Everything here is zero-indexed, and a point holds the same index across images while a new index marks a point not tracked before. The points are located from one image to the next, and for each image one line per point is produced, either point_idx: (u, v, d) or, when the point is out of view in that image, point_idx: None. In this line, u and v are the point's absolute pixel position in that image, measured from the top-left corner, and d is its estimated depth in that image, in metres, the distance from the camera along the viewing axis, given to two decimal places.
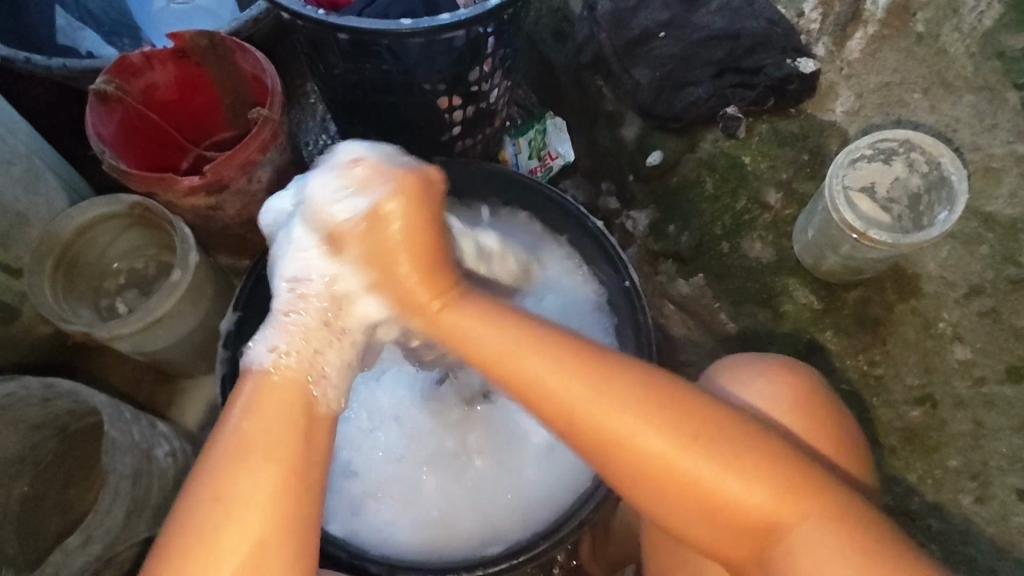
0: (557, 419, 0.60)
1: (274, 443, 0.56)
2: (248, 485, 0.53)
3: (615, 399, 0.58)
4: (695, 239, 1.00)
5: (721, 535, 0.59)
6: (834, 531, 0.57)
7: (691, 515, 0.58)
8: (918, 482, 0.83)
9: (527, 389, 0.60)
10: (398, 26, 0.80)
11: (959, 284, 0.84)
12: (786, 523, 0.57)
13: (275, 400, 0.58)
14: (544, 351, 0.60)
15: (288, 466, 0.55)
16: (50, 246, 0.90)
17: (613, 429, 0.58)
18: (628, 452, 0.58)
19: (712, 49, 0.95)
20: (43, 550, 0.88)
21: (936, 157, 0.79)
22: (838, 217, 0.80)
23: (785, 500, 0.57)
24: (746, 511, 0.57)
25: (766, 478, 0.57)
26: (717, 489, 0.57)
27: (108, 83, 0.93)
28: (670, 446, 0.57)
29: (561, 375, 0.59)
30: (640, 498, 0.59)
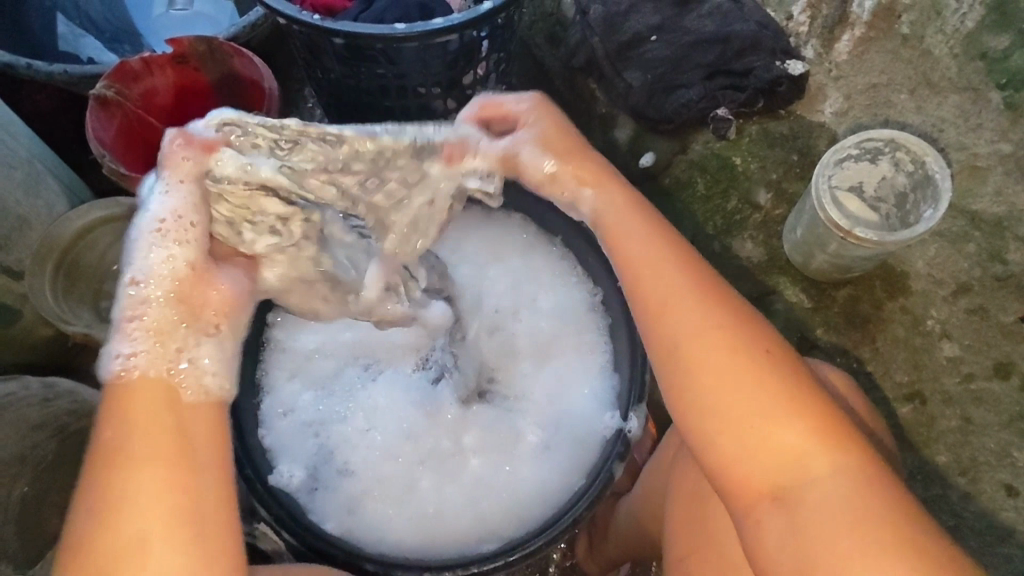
0: (661, 342, 0.57)
1: (157, 443, 0.52)
2: (134, 481, 0.50)
3: (736, 333, 0.55)
4: (687, 239, 0.98)
5: (749, 468, 0.53)
6: (865, 497, 0.50)
7: (760, 479, 0.53)
8: (908, 478, 0.82)
9: (650, 309, 0.58)
10: (392, 30, 0.81)
11: (947, 281, 0.86)
12: (817, 468, 0.52)
13: (144, 402, 0.53)
14: (647, 251, 0.59)
15: (169, 461, 0.52)
16: (52, 246, 0.92)
17: (710, 363, 0.54)
18: (719, 389, 0.54)
19: (702, 52, 0.96)
20: (39, 551, 0.87)
21: (920, 156, 0.80)
22: (824, 215, 0.81)
23: (856, 483, 0.51)
24: (817, 495, 0.51)
25: (848, 460, 0.52)
26: (801, 454, 0.52)
27: (107, 88, 0.96)
28: (764, 397, 0.53)
29: (686, 299, 0.56)
30: (715, 446, 0.54)
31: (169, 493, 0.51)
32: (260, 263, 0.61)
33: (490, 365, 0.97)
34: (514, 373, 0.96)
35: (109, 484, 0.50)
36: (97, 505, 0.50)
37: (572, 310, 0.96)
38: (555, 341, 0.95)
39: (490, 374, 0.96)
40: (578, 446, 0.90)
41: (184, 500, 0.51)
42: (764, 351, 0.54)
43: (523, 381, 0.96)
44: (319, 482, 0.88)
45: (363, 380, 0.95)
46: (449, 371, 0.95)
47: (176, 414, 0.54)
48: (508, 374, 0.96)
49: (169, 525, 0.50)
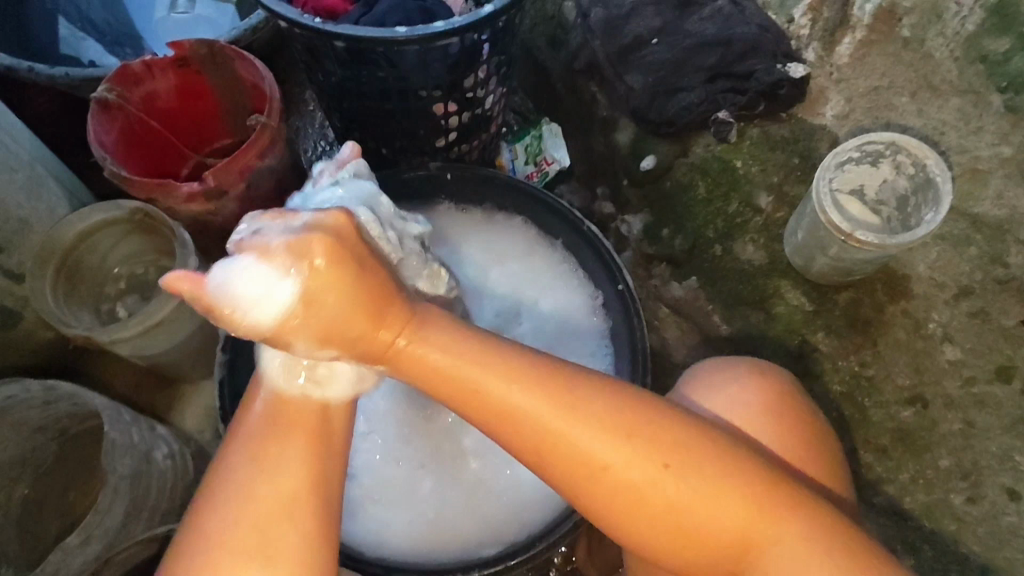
0: (572, 478, 0.56)
1: (303, 415, 0.56)
2: (280, 459, 0.54)
3: (636, 456, 0.55)
4: (688, 243, 1.01)
5: (694, 557, 0.58)
6: (812, 553, 0.56)
7: (707, 564, 0.58)
8: (910, 483, 0.83)
9: (542, 444, 0.55)
10: (393, 33, 0.81)
11: (948, 285, 0.85)
12: (759, 544, 0.57)
13: (286, 415, 0.55)
14: (524, 381, 0.55)
15: (320, 449, 0.55)
16: (53, 249, 0.91)
17: (630, 491, 0.55)
18: (647, 509, 0.56)
19: (704, 55, 0.96)
20: (40, 552, 0.88)
21: (922, 159, 0.79)
22: (826, 218, 0.81)
23: (809, 555, 0.56)
24: (771, 565, 0.57)
25: (787, 526, 0.57)
26: (738, 539, 0.57)
27: (109, 91, 0.95)
28: (693, 499, 0.56)
29: (583, 429, 0.55)
30: (654, 551, 0.58)
31: (308, 479, 0.54)
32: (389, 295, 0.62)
33: None
34: None
35: (261, 454, 0.54)
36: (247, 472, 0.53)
37: (574, 312, 0.95)
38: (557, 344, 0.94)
39: None
40: None
41: (320, 487, 0.54)
42: (661, 465, 0.55)
43: None
44: None
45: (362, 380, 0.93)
46: None
47: (334, 435, 0.57)
48: None
49: (274, 518, 0.52)
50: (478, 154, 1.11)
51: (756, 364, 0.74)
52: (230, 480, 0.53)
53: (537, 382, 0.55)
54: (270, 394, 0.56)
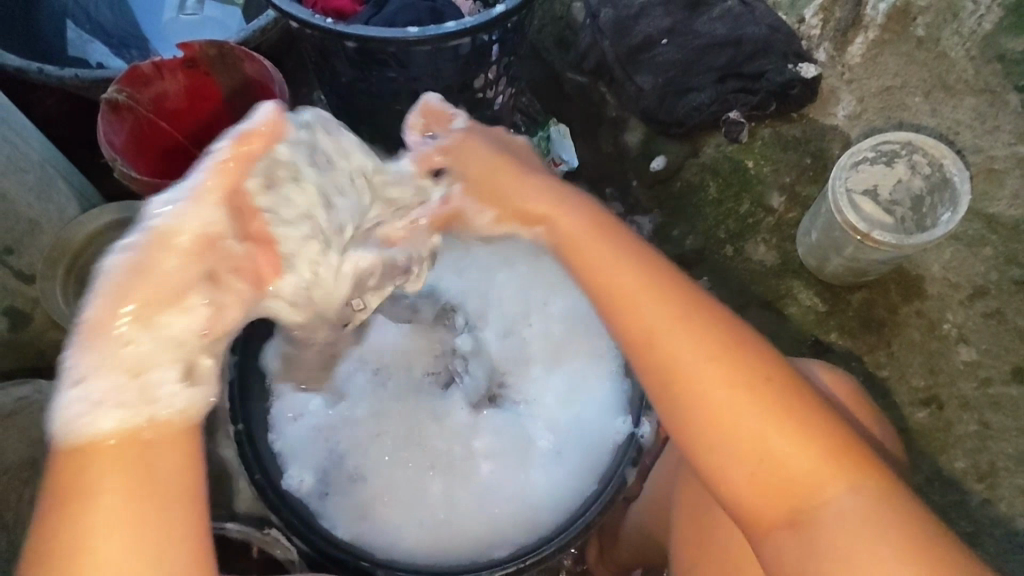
0: (658, 376, 0.52)
1: (113, 481, 0.42)
2: (91, 558, 0.41)
3: (732, 356, 0.51)
4: (700, 243, 0.97)
5: (754, 494, 0.49)
6: (880, 517, 0.46)
7: (775, 502, 0.49)
8: (924, 484, 0.81)
9: (644, 344, 0.53)
10: (405, 34, 0.80)
11: (963, 285, 0.85)
12: (829, 491, 0.48)
13: (110, 471, 0.43)
14: (633, 278, 0.54)
15: (134, 515, 0.42)
16: (63, 251, 0.92)
17: (709, 395, 0.50)
18: (727, 416, 0.50)
19: (713, 55, 0.96)
20: None
21: (939, 158, 0.80)
22: (843, 218, 0.80)
23: (881, 508, 0.47)
24: (832, 513, 0.47)
25: (863, 478, 0.48)
26: (814, 477, 0.48)
27: (119, 92, 0.96)
28: (769, 419, 0.49)
29: (683, 320, 0.52)
30: (723, 476, 0.50)
31: (134, 560, 0.41)
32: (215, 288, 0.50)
33: (501, 369, 0.97)
34: (524, 378, 0.96)
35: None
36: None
37: (586, 314, 0.95)
38: (568, 345, 0.95)
39: (500, 379, 0.96)
40: (589, 451, 0.90)
41: (150, 558, 0.42)
42: (764, 377, 0.50)
43: (532, 386, 0.95)
44: (330, 487, 0.88)
45: (373, 384, 0.93)
46: (458, 376, 0.93)
47: (139, 474, 0.43)
48: (519, 379, 0.96)
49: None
50: None
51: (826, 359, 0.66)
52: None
53: (646, 272, 0.54)
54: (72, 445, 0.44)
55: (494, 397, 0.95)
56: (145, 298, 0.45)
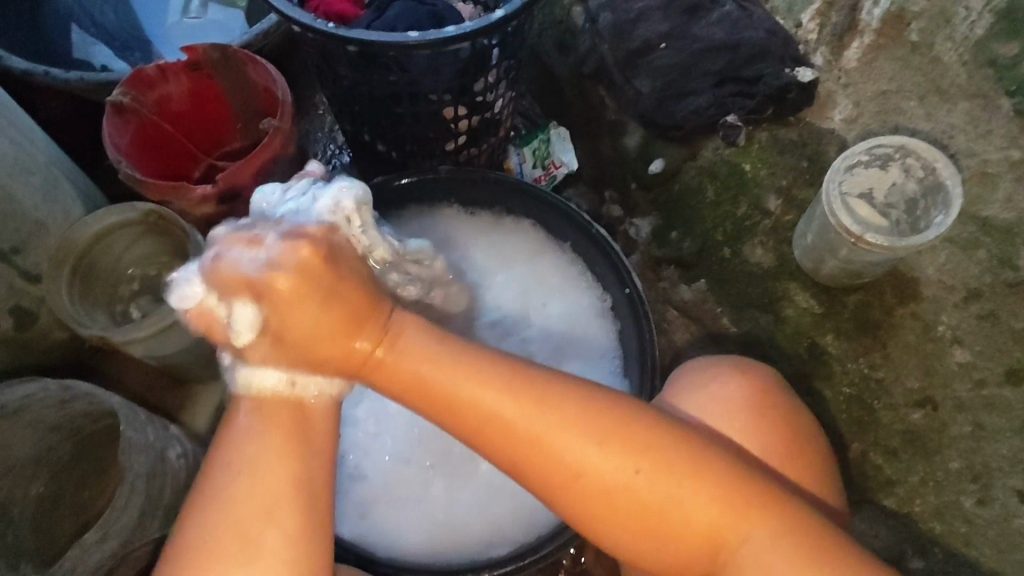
0: (558, 484, 0.58)
1: (268, 437, 0.57)
2: (258, 465, 0.56)
3: (608, 454, 0.57)
4: (697, 245, 1.01)
5: (672, 549, 0.60)
6: (785, 544, 0.57)
7: (690, 559, 0.60)
8: (920, 485, 0.84)
9: (544, 466, 0.58)
10: (404, 38, 0.82)
11: (957, 287, 0.85)
12: (735, 537, 0.58)
13: (266, 422, 0.57)
14: (497, 390, 0.57)
15: (298, 458, 0.57)
16: (68, 251, 0.93)
17: (612, 482, 0.58)
18: (625, 504, 0.58)
19: (711, 59, 0.97)
20: (55, 551, 0.89)
21: (931, 163, 0.80)
22: (836, 221, 0.81)
23: (790, 547, 0.57)
24: (746, 556, 0.58)
25: (764, 525, 0.58)
26: (718, 531, 0.58)
27: (124, 95, 0.97)
28: (666, 496, 0.58)
29: (566, 433, 0.57)
30: (647, 550, 0.60)
31: (293, 480, 0.56)
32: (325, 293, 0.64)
33: None
34: None
35: (246, 461, 0.56)
36: (231, 477, 0.56)
37: (584, 314, 0.96)
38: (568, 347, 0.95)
39: None
40: None
41: (303, 497, 0.57)
42: (635, 468, 0.57)
43: None
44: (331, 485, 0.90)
45: None
46: None
47: (316, 430, 0.59)
48: None
49: (260, 504, 0.55)
50: (487, 158, 1.12)
51: (734, 364, 0.76)
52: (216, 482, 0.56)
53: (505, 386, 0.57)
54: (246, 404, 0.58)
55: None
56: None
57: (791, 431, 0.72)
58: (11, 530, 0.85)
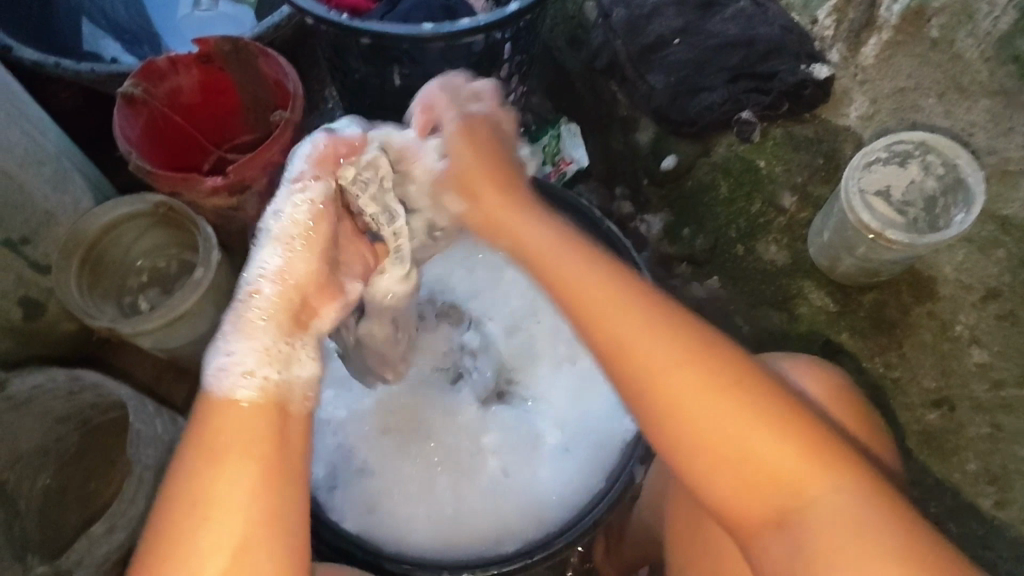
0: (635, 386, 0.55)
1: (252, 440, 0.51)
2: (224, 486, 0.48)
3: (700, 365, 0.53)
4: (710, 242, 1.00)
5: (738, 496, 0.52)
6: (866, 515, 0.48)
7: (759, 502, 0.51)
8: (936, 486, 0.82)
9: (631, 376, 0.55)
10: (419, 30, 0.81)
11: (976, 286, 0.85)
12: (813, 489, 0.50)
13: (241, 424, 0.51)
14: (605, 293, 0.58)
15: (267, 471, 0.50)
16: (78, 242, 0.92)
17: (694, 403, 0.53)
18: (699, 433, 0.52)
19: (727, 54, 0.96)
20: (60, 544, 0.88)
21: (953, 159, 0.81)
22: (855, 217, 0.81)
23: (871, 501, 0.49)
24: (819, 516, 0.49)
25: (842, 475, 0.50)
26: (794, 476, 0.51)
27: (134, 86, 0.97)
28: (738, 433, 0.51)
29: (654, 339, 0.55)
30: (711, 484, 0.53)
31: (263, 499, 0.49)
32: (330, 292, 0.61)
33: (508, 366, 0.96)
34: (534, 376, 0.96)
35: (199, 489, 0.48)
36: (188, 510, 0.47)
37: None
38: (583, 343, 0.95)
39: (509, 375, 0.96)
40: (595, 448, 0.90)
41: (272, 517, 0.49)
42: (735, 380, 0.53)
43: (540, 383, 0.95)
44: (338, 480, 0.88)
45: None
46: (467, 373, 0.94)
47: (281, 425, 0.53)
48: (527, 376, 0.96)
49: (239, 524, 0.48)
50: None
51: (809, 360, 0.67)
52: (169, 515, 0.48)
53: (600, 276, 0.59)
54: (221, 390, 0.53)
55: (500, 394, 0.95)
56: (287, 312, 0.58)
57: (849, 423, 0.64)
58: (17, 522, 0.84)
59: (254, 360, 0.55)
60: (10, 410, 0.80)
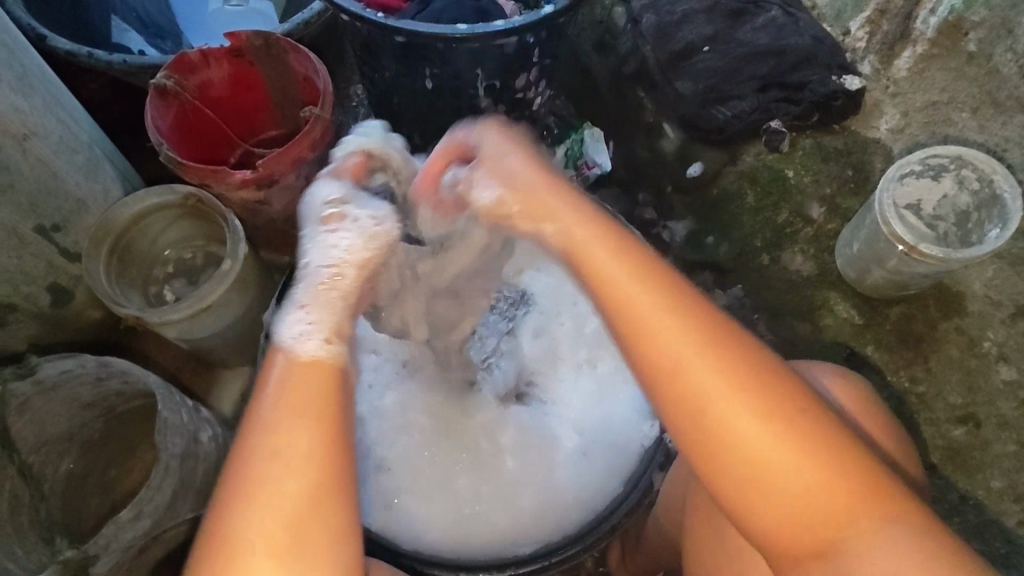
0: (682, 409, 0.50)
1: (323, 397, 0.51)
2: (288, 442, 0.48)
3: (766, 395, 0.49)
4: (735, 250, 0.97)
5: (779, 525, 0.49)
6: (916, 553, 0.46)
7: (801, 533, 0.49)
8: (960, 503, 0.81)
9: (691, 405, 0.50)
10: (454, 30, 0.82)
11: (1004, 303, 0.85)
12: (858, 525, 0.48)
13: (304, 379, 0.51)
14: (652, 303, 0.51)
15: (326, 422, 0.50)
16: (108, 231, 0.93)
17: (739, 430, 0.49)
18: (755, 465, 0.48)
19: (756, 64, 0.97)
20: (86, 528, 0.91)
21: (988, 174, 0.81)
22: (887, 228, 0.80)
23: (919, 541, 0.46)
24: (866, 553, 0.47)
25: (895, 512, 0.48)
26: (843, 513, 0.48)
27: (167, 78, 0.97)
28: (795, 468, 0.48)
29: (705, 362, 0.49)
30: (765, 517, 0.49)
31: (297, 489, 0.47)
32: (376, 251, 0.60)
33: (529, 368, 0.97)
34: (552, 377, 0.96)
35: (265, 446, 0.48)
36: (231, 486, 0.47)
37: None
38: (602, 347, 0.95)
39: (528, 377, 0.97)
40: (613, 450, 0.90)
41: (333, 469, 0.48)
42: (799, 410, 0.49)
43: (559, 385, 0.96)
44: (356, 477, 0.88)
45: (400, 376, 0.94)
46: (484, 373, 0.94)
47: (332, 396, 0.51)
48: (546, 378, 0.96)
49: (307, 478, 0.48)
50: None
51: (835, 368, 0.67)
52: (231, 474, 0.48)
53: (657, 282, 0.52)
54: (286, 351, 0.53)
55: (518, 393, 0.96)
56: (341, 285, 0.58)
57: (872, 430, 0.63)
58: (42, 505, 0.86)
59: (318, 329, 0.54)
60: (39, 393, 0.81)
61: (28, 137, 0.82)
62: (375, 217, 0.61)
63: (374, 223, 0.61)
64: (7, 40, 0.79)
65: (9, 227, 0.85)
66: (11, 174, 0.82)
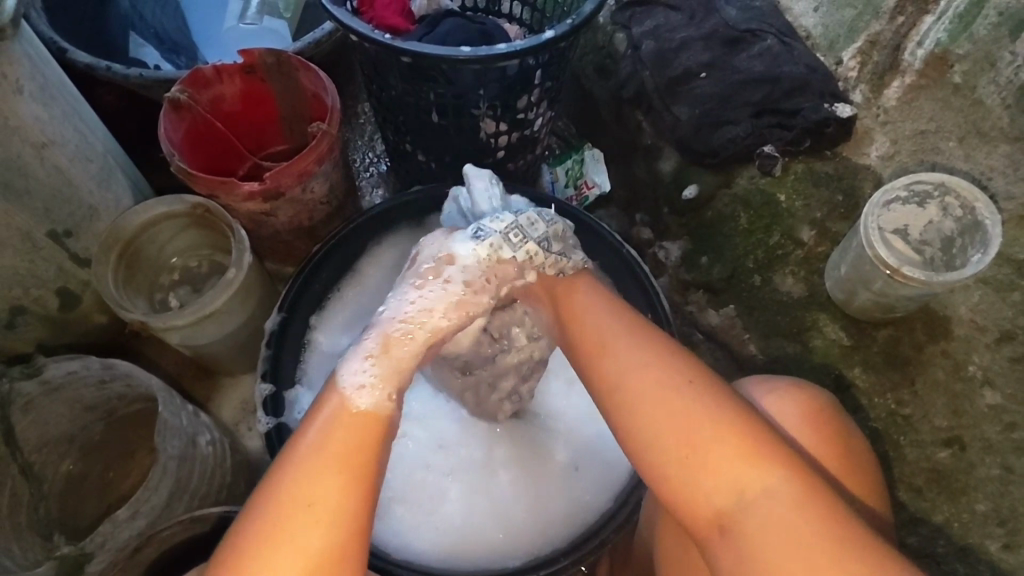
0: (602, 386, 0.65)
1: (355, 446, 0.59)
2: (303, 480, 0.57)
3: (666, 367, 0.63)
4: (727, 271, 1.03)
5: (693, 497, 0.59)
6: (796, 518, 0.55)
7: (705, 504, 0.59)
8: (944, 524, 0.84)
9: (605, 384, 0.65)
10: (457, 52, 0.83)
11: (990, 328, 0.86)
12: (748, 492, 0.57)
13: (347, 433, 0.60)
14: (591, 303, 0.70)
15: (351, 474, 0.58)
16: (117, 238, 0.96)
17: (639, 397, 0.62)
18: (665, 434, 0.60)
19: (751, 90, 0.99)
20: (81, 532, 0.92)
21: (970, 202, 0.82)
22: (873, 252, 0.84)
23: (797, 507, 0.56)
24: (757, 519, 0.56)
25: (783, 483, 0.57)
26: (739, 481, 0.58)
27: (181, 92, 1.00)
28: (705, 437, 0.59)
29: (620, 342, 0.65)
30: (670, 481, 0.60)
31: (326, 538, 0.55)
32: (442, 325, 0.66)
33: None
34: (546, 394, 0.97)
35: (286, 485, 0.57)
36: (258, 533, 0.55)
37: None
38: None
39: None
40: (604, 467, 0.91)
41: (347, 501, 0.57)
42: (684, 382, 0.62)
43: (553, 403, 0.97)
44: None
45: None
46: None
47: (366, 449, 0.59)
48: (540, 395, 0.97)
49: (328, 504, 0.56)
50: (524, 172, 1.15)
51: (792, 382, 0.73)
52: (257, 513, 0.56)
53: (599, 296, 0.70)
54: (340, 404, 0.61)
55: None
56: (395, 350, 0.64)
57: (830, 439, 0.69)
58: (41, 503, 0.88)
59: (382, 384, 0.62)
60: (44, 393, 0.84)
61: (46, 146, 0.86)
62: (466, 289, 0.67)
63: (461, 294, 0.67)
64: (30, 54, 0.82)
65: (24, 232, 0.88)
66: (27, 181, 0.85)
